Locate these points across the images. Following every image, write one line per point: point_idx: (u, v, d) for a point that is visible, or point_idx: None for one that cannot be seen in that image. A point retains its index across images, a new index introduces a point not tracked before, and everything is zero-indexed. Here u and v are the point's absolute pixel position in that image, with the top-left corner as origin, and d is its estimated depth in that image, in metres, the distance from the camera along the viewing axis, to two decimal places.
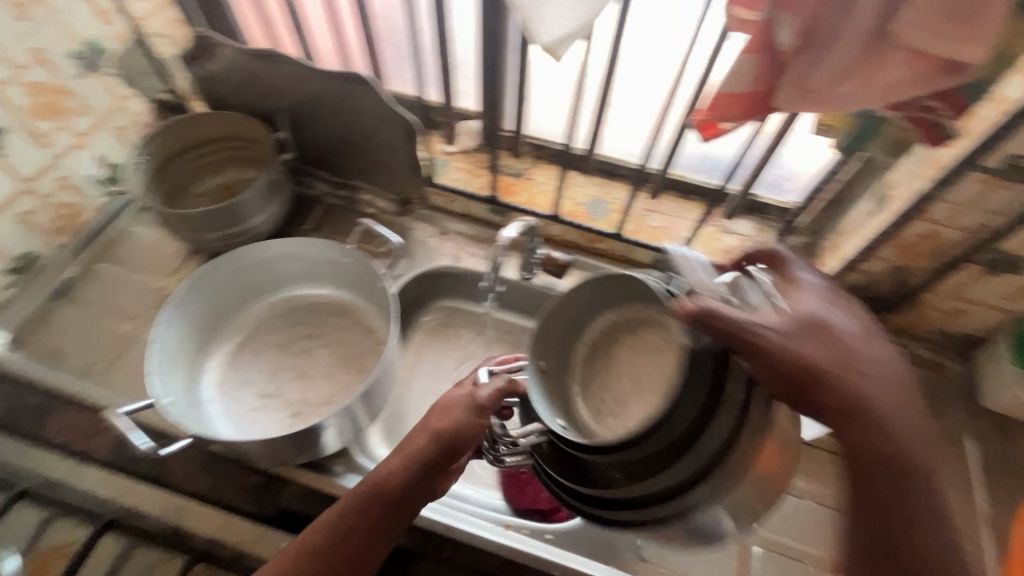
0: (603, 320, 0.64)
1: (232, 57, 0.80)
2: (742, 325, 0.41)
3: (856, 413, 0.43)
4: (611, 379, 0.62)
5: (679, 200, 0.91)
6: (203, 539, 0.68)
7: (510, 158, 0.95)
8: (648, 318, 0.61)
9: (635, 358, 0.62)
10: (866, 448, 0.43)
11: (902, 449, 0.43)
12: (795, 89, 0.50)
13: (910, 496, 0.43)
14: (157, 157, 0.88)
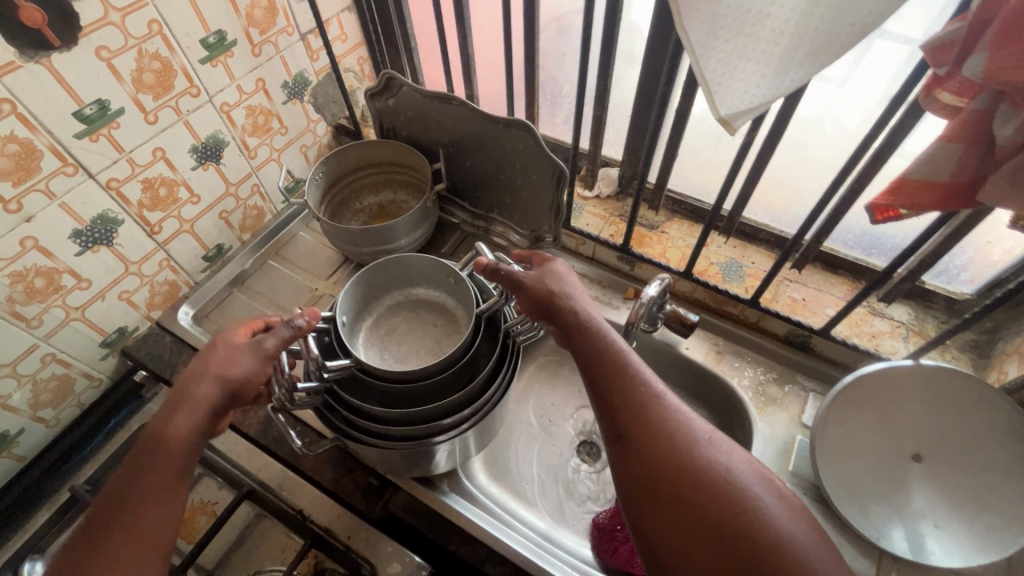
0: (384, 302, 0.73)
1: (409, 95, 0.89)
2: (523, 280, 0.61)
3: (609, 355, 0.55)
4: (393, 346, 0.72)
5: (828, 274, 0.87)
6: (319, 527, 0.73)
7: (647, 211, 0.96)
8: (437, 307, 0.73)
9: (416, 328, 0.72)
10: (609, 394, 0.53)
11: (606, 346, 0.56)
12: (1006, 186, 0.45)
13: (624, 376, 0.54)
14: (330, 174, 1.00)
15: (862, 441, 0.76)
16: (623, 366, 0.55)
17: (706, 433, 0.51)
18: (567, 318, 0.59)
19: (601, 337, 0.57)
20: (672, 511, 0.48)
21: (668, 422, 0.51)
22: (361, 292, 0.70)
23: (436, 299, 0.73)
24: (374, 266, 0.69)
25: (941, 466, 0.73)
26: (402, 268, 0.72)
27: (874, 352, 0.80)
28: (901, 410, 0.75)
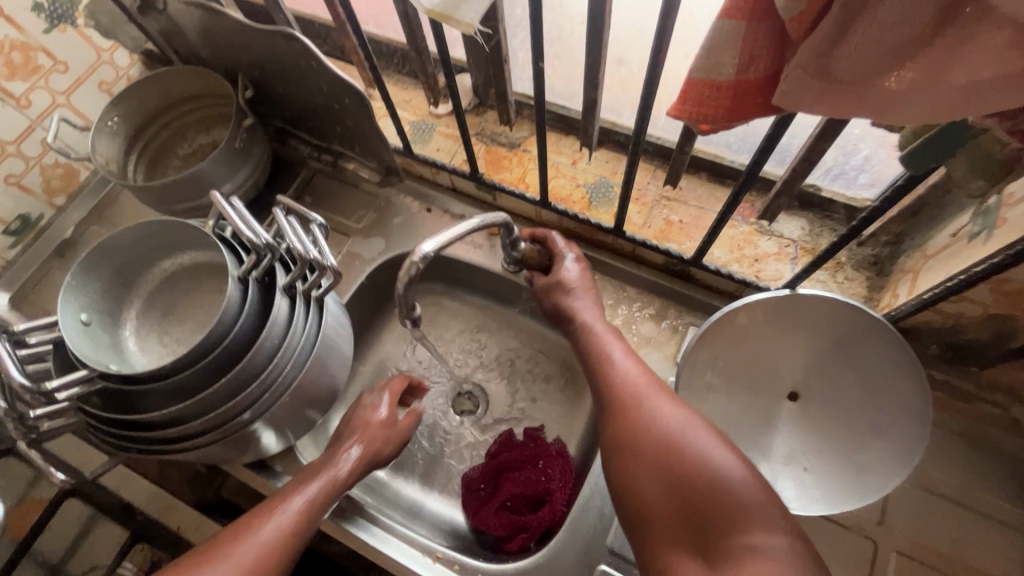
0: (145, 284, 0.62)
1: (185, 8, 0.71)
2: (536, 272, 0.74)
3: (589, 351, 0.63)
4: (170, 328, 0.62)
5: (713, 186, 0.72)
6: (145, 520, 0.69)
7: (507, 126, 0.80)
8: (210, 270, 0.63)
9: (196, 303, 0.63)
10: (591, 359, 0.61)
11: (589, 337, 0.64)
12: (798, 84, 0.31)
13: (594, 351, 0.62)
14: (130, 119, 0.83)
15: (736, 383, 0.67)
16: (608, 358, 0.60)
17: (671, 419, 0.51)
18: (574, 323, 0.66)
19: (587, 334, 0.64)
20: (622, 450, 0.51)
21: (628, 390, 0.55)
22: (102, 282, 0.57)
23: (209, 262, 0.63)
24: (105, 248, 0.56)
25: (817, 407, 0.65)
26: (148, 240, 0.59)
27: (754, 281, 0.67)
28: (776, 345, 0.66)
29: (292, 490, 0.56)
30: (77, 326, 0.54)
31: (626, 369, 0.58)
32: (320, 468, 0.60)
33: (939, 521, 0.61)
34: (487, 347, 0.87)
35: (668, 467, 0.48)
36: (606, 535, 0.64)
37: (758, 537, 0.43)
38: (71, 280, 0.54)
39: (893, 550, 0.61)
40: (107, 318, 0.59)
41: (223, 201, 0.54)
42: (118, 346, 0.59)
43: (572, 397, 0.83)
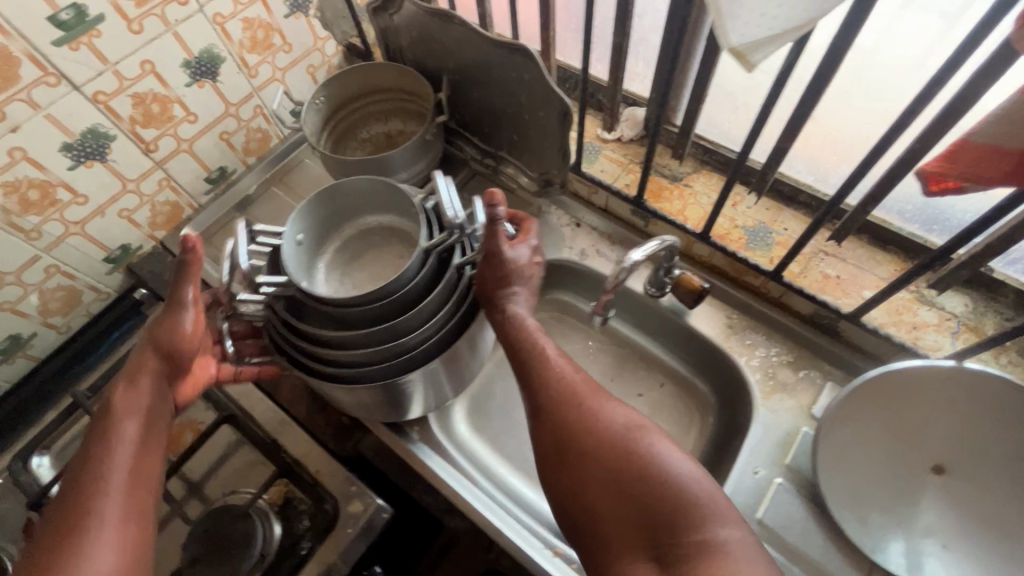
0: (346, 229, 0.71)
1: (414, 13, 0.80)
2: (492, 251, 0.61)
3: (516, 343, 0.62)
4: (353, 272, 0.70)
5: (874, 249, 0.74)
6: (289, 459, 0.75)
7: (673, 160, 0.85)
8: (401, 234, 0.70)
9: (378, 259, 0.70)
10: (513, 342, 0.62)
11: (509, 324, 0.63)
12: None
13: (516, 336, 0.62)
14: (332, 101, 0.93)
15: (875, 446, 0.67)
16: (535, 347, 0.62)
17: (619, 421, 0.57)
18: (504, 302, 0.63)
19: (509, 323, 0.63)
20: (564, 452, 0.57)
21: (563, 383, 0.60)
22: (320, 216, 0.67)
23: (401, 229, 0.70)
24: (334, 188, 0.65)
25: (966, 485, 0.64)
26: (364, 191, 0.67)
27: (910, 347, 0.68)
28: (932, 409, 0.65)
29: (132, 513, 0.53)
30: (293, 245, 0.64)
31: (561, 367, 0.61)
32: (140, 450, 0.57)
33: None
34: (607, 364, 0.90)
35: (624, 469, 0.54)
36: None
37: (717, 532, 0.49)
38: (303, 207, 0.64)
39: None
40: (312, 245, 0.68)
41: (441, 181, 0.61)
42: (310, 271, 0.69)
43: (686, 427, 0.84)
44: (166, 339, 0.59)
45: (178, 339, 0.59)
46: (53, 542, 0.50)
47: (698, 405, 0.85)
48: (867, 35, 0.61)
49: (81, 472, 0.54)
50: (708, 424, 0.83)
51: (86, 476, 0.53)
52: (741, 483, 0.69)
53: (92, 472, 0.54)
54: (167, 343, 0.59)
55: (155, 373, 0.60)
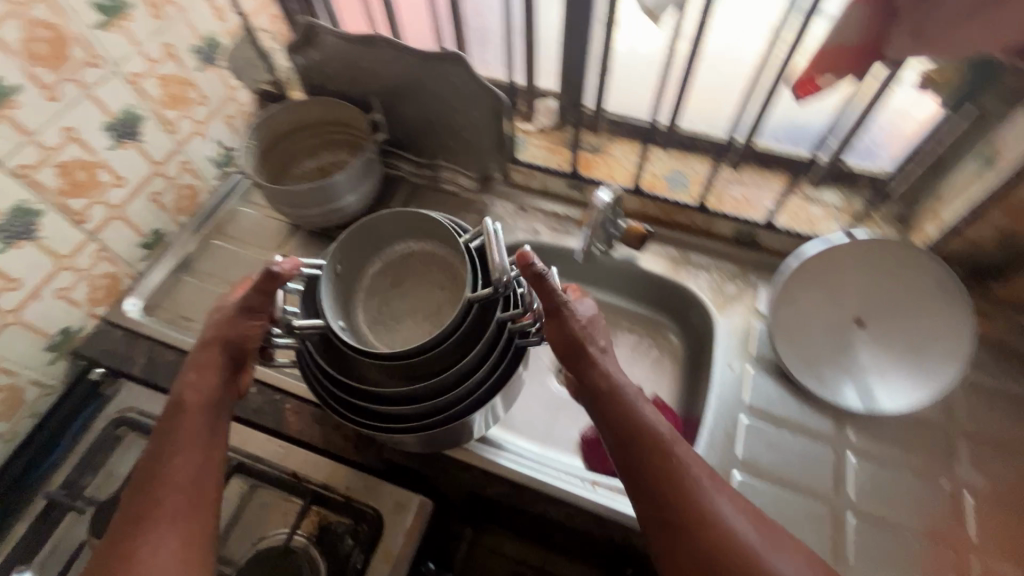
0: (388, 254, 0.73)
1: (335, 44, 0.85)
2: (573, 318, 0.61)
3: (619, 416, 0.59)
4: (393, 300, 0.74)
5: (764, 171, 0.91)
6: (315, 486, 0.74)
7: (590, 136, 0.97)
8: (444, 261, 0.72)
9: (418, 287, 0.74)
10: (616, 413, 0.59)
11: (607, 396, 0.60)
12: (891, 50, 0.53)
13: (617, 407, 0.60)
14: (262, 142, 0.95)
15: (810, 321, 0.81)
16: (637, 418, 0.59)
17: (707, 478, 0.58)
18: (595, 371, 0.61)
19: (610, 393, 0.60)
20: (678, 532, 0.55)
21: (667, 458, 0.58)
22: (363, 246, 0.69)
23: (444, 260, 0.72)
24: (383, 218, 0.67)
25: (881, 329, 0.80)
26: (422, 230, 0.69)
27: (811, 233, 0.85)
28: (859, 273, 0.80)
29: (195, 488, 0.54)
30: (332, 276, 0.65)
31: (666, 441, 0.58)
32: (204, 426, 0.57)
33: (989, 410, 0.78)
34: None
35: (739, 560, 0.53)
36: (735, 450, 0.75)
37: None
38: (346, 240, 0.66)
39: (964, 436, 0.75)
40: (355, 271, 0.71)
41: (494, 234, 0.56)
42: (349, 299, 0.70)
43: (663, 355, 0.94)
44: (228, 325, 0.60)
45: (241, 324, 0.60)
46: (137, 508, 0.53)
47: (666, 337, 0.96)
48: (719, 1, 0.77)
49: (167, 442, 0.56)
50: (678, 350, 0.95)
51: (160, 454, 0.55)
52: (723, 380, 0.81)
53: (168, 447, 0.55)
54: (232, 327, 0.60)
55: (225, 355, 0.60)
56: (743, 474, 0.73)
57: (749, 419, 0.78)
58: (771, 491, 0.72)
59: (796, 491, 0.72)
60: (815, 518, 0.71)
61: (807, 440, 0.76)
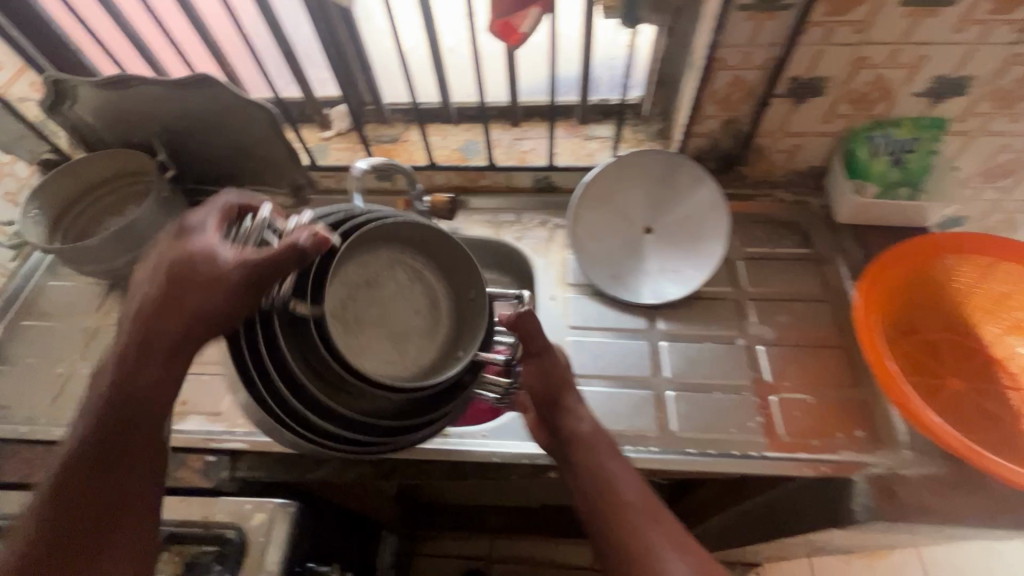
0: (383, 254, 0.64)
1: (92, 94, 0.85)
2: (548, 360, 0.68)
3: (574, 446, 0.65)
4: (361, 304, 0.63)
5: (543, 122, 1.00)
6: (169, 525, 0.71)
7: (383, 129, 1.02)
8: (427, 287, 0.66)
9: (394, 299, 0.65)
10: (573, 443, 0.65)
11: (568, 428, 0.66)
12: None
13: (574, 436, 0.65)
14: (49, 209, 0.91)
15: (604, 237, 0.90)
16: (590, 444, 0.65)
17: (655, 528, 0.58)
18: (560, 407, 0.67)
19: (570, 427, 0.66)
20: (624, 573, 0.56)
21: (619, 500, 0.60)
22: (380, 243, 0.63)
23: (433, 288, 0.67)
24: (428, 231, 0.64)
25: (664, 228, 0.90)
26: (433, 251, 0.65)
27: (588, 164, 0.95)
28: (633, 185, 0.89)
29: (140, 477, 0.52)
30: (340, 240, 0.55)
31: (619, 479, 0.62)
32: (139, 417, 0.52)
33: (767, 272, 0.91)
34: None
35: None
36: (566, 368, 0.82)
37: None
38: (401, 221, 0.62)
39: (750, 298, 0.88)
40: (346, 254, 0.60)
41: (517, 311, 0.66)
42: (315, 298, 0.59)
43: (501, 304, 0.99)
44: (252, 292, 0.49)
45: (200, 299, 0.50)
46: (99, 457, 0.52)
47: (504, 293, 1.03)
48: None
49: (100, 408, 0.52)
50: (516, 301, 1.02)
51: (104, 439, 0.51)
52: (547, 311, 0.88)
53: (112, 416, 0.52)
54: (194, 310, 0.50)
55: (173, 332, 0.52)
56: (575, 386, 0.81)
57: (574, 337, 0.85)
58: (602, 393, 0.80)
59: (622, 385, 0.80)
60: (640, 404, 0.79)
61: (627, 340, 0.85)
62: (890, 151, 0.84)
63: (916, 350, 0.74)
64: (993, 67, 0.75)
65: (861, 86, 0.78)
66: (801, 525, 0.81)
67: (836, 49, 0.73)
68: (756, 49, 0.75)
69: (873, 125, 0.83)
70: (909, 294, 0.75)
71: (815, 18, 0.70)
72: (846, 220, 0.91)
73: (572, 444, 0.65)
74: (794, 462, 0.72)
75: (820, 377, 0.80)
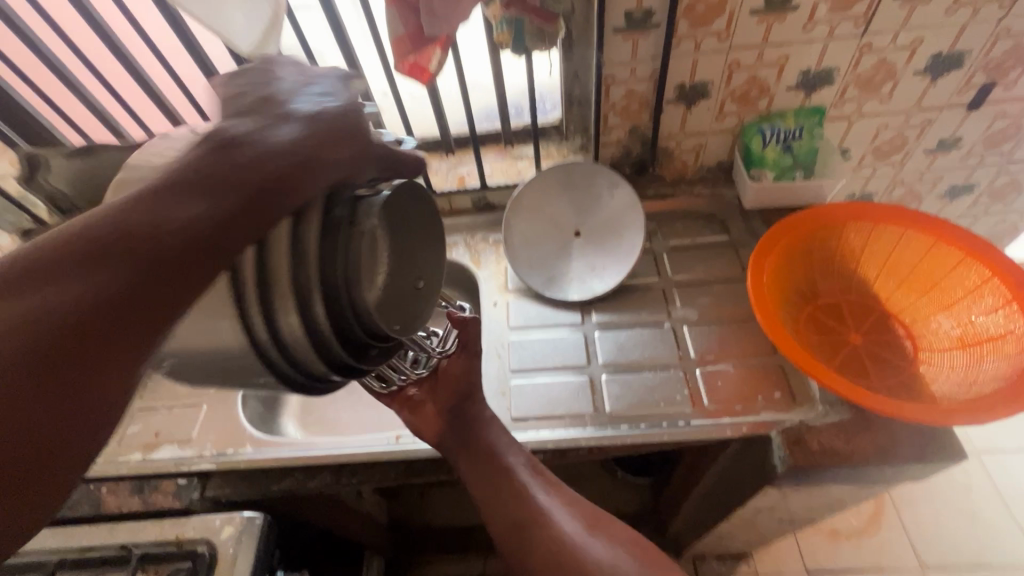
0: None
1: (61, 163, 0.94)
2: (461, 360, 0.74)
3: (479, 441, 0.70)
4: None
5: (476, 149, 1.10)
6: (144, 546, 0.76)
7: None
8: None
9: None
10: (477, 440, 0.70)
11: (474, 424, 0.72)
12: (449, 33, 0.72)
13: (478, 432, 0.71)
14: None
15: (533, 243, 0.98)
16: (492, 441, 0.70)
17: (551, 502, 0.65)
18: (467, 405, 0.73)
19: (474, 424, 0.72)
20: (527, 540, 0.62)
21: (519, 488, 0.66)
22: None
23: None
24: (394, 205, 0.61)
25: (590, 230, 0.97)
26: (415, 255, 0.52)
27: (517, 182, 1.05)
28: (556, 194, 0.97)
29: (98, 395, 0.30)
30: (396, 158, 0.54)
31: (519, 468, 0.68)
32: (143, 301, 0.32)
33: (689, 260, 0.99)
34: None
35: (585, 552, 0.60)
36: (508, 365, 0.89)
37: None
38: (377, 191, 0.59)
39: (674, 285, 0.95)
40: None
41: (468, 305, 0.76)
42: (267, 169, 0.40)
43: None
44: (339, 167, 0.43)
45: (320, 163, 0.42)
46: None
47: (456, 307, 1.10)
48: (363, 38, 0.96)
49: (16, 270, 0.30)
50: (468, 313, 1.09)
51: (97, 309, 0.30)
52: (490, 316, 0.96)
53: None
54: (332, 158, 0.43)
55: (234, 198, 0.36)
56: (517, 380, 0.87)
57: (516, 337, 0.92)
58: (541, 383, 0.86)
59: (559, 375, 0.87)
60: (577, 390, 0.85)
61: (563, 334, 0.92)
62: (780, 140, 0.93)
63: (811, 307, 0.81)
64: (848, 58, 0.85)
65: (740, 86, 0.88)
66: (743, 491, 0.86)
67: (708, 56, 0.84)
68: (638, 63, 0.85)
69: (760, 118, 0.93)
70: (804, 250, 0.82)
71: (681, 32, 0.81)
72: (753, 205, 0.99)
73: (479, 435, 0.71)
74: (719, 426, 0.78)
75: (740, 348, 0.86)
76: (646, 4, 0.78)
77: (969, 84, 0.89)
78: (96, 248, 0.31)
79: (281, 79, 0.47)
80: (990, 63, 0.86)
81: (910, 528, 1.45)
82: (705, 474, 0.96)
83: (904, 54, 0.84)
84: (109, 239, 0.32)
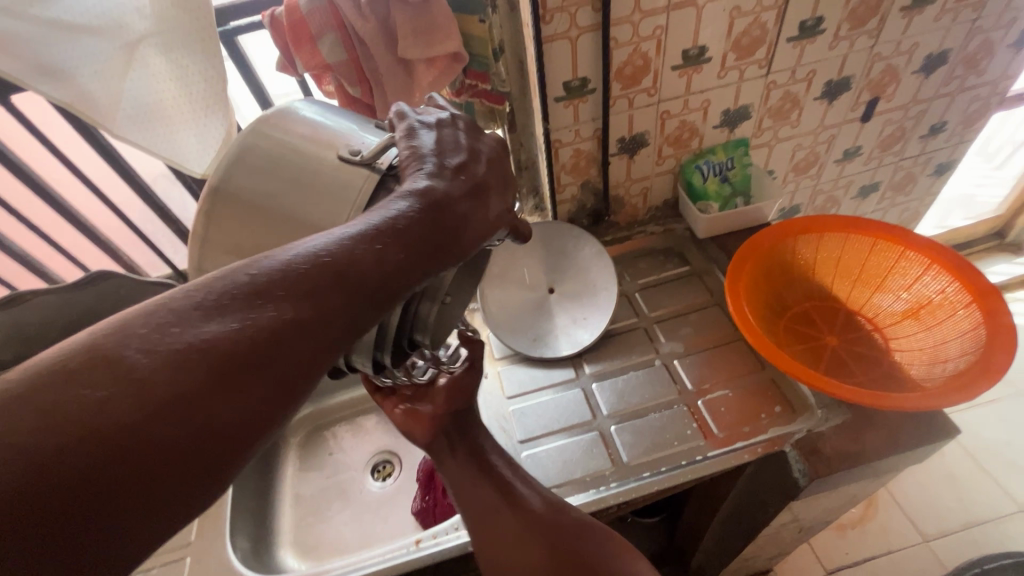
0: None
1: None
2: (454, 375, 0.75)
3: (465, 456, 0.70)
4: None
5: None
6: None
7: None
8: None
9: None
10: (460, 457, 0.70)
11: (458, 438, 0.72)
12: None
13: (463, 446, 0.71)
14: None
15: (510, 311, 0.97)
16: (474, 453, 0.70)
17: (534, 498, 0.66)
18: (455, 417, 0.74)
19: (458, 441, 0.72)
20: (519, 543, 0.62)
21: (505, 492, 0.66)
22: None
23: None
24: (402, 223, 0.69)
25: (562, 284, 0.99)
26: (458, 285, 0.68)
27: None
28: (520, 258, 0.98)
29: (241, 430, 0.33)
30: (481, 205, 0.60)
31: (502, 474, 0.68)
32: (291, 353, 0.35)
33: (661, 295, 1.02)
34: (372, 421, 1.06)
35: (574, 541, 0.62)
36: (515, 436, 0.86)
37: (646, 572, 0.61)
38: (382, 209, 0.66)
39: (653, 322, 0.98)
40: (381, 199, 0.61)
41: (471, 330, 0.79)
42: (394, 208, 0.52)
43: None
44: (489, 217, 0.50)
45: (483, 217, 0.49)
46: (47, 402, 0.28)
47: None
48: None
49: (176, 313, 0.32)
50: None
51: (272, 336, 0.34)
52: (484, 389, 0.93)
53: (156, 323, 0.32)
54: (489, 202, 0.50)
55: (403, 247, 0.41)
56: (527, 451, 0.84)
57: (514, 405, 0.91)
58: (553, 448, 0.84)
59: (568, 435, 0.85)
60: (589, 447, 0.83)
61: (561, 392, 0.91)
62: (716, 172, 1.01)
63: (784, 323, 0.86)
64: (759, 95, 0.95)
65: (673, 132, 0.96)
66: (765, 511, 0.87)
67: (641, 110, 0.91)
68: (581, 125, 0.91)
69: (694, 157, 1.01)
70: (763, 269, 0.87)
71: (616, 93, 0.87)
72: (705, 235, 1.06)
73: (472, 457, 0.70)
74: (735, 453, 0.79)
75: (731, 371, 0.89)
76: (581, 73, 0.84)
77: (859, 101, 1.02)
78: (246, 304, 0.34)
79: (484, 139, 0.53)
80: (872, 82, 0.99)
81: (904, 505, 1.52)
82: (723, 503, 0.97)
83: (803, 85, 0.96)
84: (258, 300, 0.34)
